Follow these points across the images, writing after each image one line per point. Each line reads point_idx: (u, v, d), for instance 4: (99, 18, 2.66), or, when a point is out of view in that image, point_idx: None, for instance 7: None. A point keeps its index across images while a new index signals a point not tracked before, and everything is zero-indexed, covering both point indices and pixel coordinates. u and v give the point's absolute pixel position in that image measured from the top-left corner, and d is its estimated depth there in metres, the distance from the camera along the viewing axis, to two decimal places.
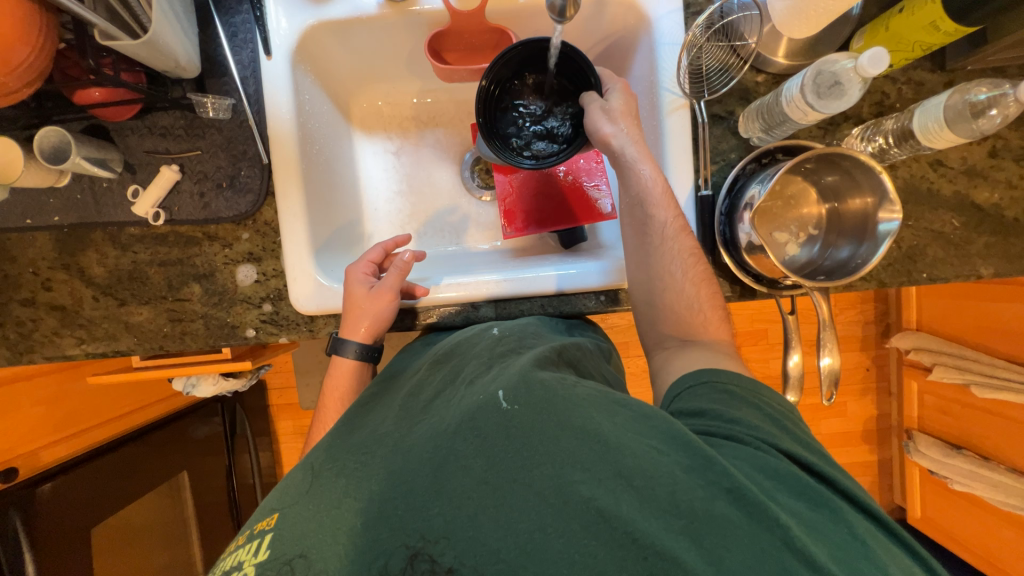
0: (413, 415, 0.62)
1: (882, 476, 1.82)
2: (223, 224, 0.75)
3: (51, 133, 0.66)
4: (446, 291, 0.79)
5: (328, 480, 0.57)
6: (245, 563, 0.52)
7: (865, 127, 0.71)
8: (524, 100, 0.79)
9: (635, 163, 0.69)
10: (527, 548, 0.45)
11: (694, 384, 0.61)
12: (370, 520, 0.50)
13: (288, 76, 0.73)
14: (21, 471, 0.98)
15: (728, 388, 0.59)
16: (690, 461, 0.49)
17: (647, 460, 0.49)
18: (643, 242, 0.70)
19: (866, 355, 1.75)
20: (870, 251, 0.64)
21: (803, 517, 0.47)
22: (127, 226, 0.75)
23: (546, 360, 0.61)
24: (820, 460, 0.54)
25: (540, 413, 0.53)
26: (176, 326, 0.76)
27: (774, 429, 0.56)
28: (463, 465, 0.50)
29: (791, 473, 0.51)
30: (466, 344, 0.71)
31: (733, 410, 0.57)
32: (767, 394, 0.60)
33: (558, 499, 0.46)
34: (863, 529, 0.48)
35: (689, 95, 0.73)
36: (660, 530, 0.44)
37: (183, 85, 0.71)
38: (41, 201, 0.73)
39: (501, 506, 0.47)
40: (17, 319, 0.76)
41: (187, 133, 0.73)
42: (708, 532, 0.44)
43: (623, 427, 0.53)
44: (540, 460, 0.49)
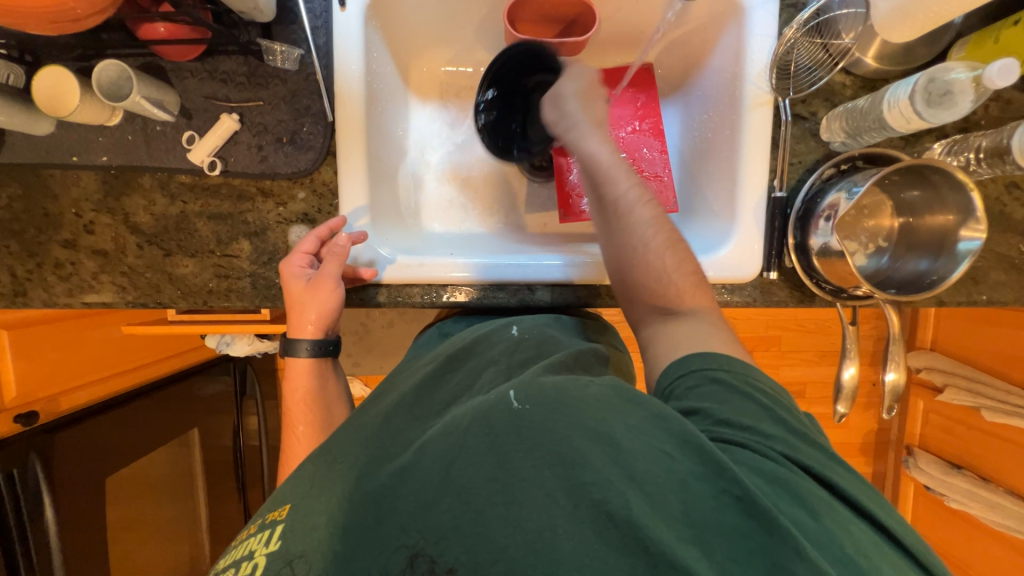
0: (425, 418, 0.63)
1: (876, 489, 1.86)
2: (279, 181, 0.72)
3: (111, 68, 0.62)
4: (403, 270, 0.74)
5: (337, 473, 0.58)
6: (256, 553, 0.55)
7: (949, 143, 0.69)
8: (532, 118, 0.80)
9: (581, 141, 0.69)
10: (536, 546, 0.43)
11: (685, 372, 0.60)
12: (381, 514, 0.50)
13: (361, 31, 0.69)
14: (41, 415, 0.97)
15: (719, 377, 0.58)
16: (700, 467, 0.48)
17: (657, 467, 0.48)
18: (604, 221, 0.69)
19: (875, 369, 1.77)
20: (948, 266, 0.63)
21: (805, 527, 0.47)
22: (178, 174, 0.71)
23: (557, 365, 0.62)
24: (820, 459, 0.53)
25: (557, 412, 0.51)
26: (222, 282, 0.74)
27: (768, 425, 0.54)
28: (475, 461, 0.49)
29: (791, 478, 0.50)
30: (486, 344, 0.72)
31: (727, 407, 0.55)
32: (761, 381, 0.59)
33: (569, 500, 0.45)
34: (858, 539, 0.48)
35: (775, 92, 0.70)
36: (670, 535, 0.43)
37: (251, 29, 0.68)
38: (90, 138, 0.69)
39: (510, 503, 0.46)
40: (55, 260, 0.73)
41: (249, 82, 0.69)
42: (715, 542, 0.44)
43: (636, 429, 0.51)
44: (549, 459, 0.47)
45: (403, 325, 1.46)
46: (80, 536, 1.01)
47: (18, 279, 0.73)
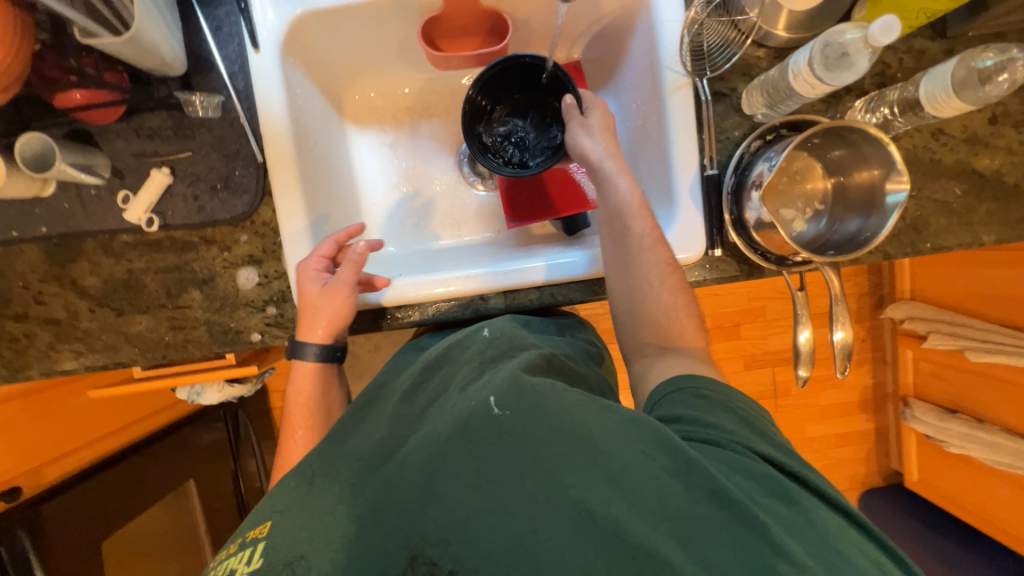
0: (409, 427, 0.60)
1: (880, 443, 1.86)
2: (220, 227, 0.73)
3: (31, 140, 0.63)
4: (413, 288, 0.74)
5: (321, 488, 0.56)
6: (239, 572, 0.51)
7: (868, 99, 0.70)
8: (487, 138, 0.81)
9: (613, 178, 0.69)
10: (518, 548, 0.45)
11: (671, 390, 0.61)
12: (364, 525, 0.51)
13: (278, 70, 0.70)
14: (25, 489, 0.96)
15: (704, 392, 0.60)
16: (676, 466, 0.49)
17: (634, 466, 0.48)
18: (621, 251, 0.69)
19: (861, 325, 1.78)
20: (879, 224, 0.64)
21: (783, 519, 0.47)
22: (120, 234, 0.72)
23: (531, 365, 0.61)
24: (788, 457, 0.55)
25: (535, 419, 0.51)
26: (178, 334, 0.74)
27: (749, 433, 0.56)
28: (456, 470, 0.50)
29: (766, 474, 0.51)
30: (458, 350, 0.70)
31: (712, 415, 0.57)
32: (742, 400, 0.60)
33: (550, 499, 0.46)
34: (833, 524, 0.49)
35: (692, 74, 0.72)
36: (647, 529, 0.44)
37: (169, 84, 0.68)
38: (26, 211, 0.70)
39: (496, 511, 0.47)
40: (10, 335, 0.73)
41: (175, 134, 0.70)
42: (693, 533, 0.45)
43: (611, 428, 0.52)
44: (530, 464, 0.48)
45: (385, 348, 1.46)
46: None
47: None
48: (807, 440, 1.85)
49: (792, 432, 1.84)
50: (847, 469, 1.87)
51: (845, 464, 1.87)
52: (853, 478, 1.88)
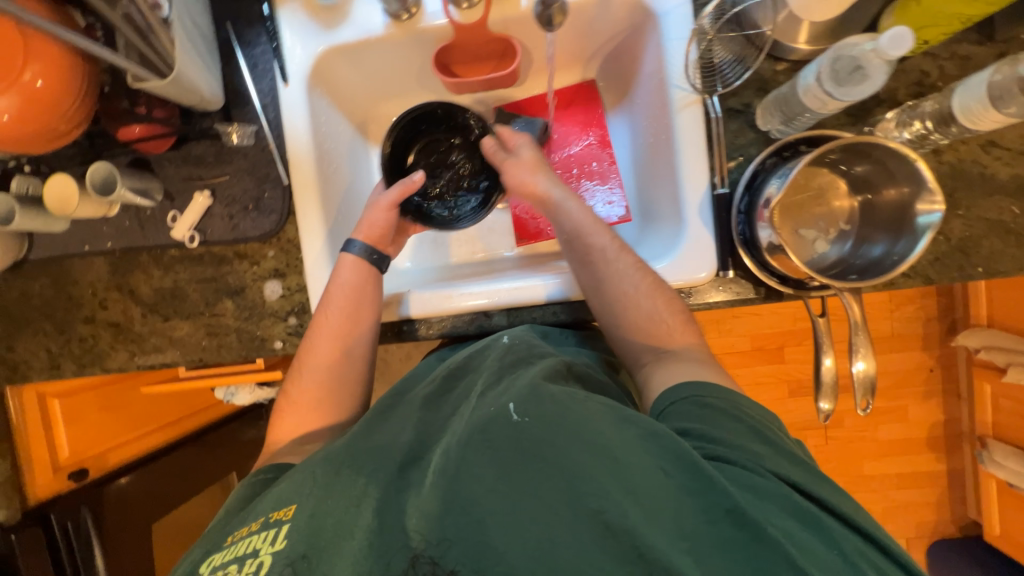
0: (433, 432, 0.60)
1: (954, 488, 1.62)
2: (251, 243, 0.80)
3: (101, 169, 0.73)
4: (448, 300, 0.76)
5: (344, 476, 0.56)
6: (262, 552, 0.52)
7: (900, 111, 0.65)
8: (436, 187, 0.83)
9: (563, 202, 0.75)
10: (536, 555, 0.44)
11: (675, 400, 0.59)
12: (384, 522, 0.50)
13: (305, 101, 0.77)
14: (93, 471, 1.09)
15: (707, 401, 0.57)
16: (692, 482, 0.47)
17: (651, 479, 0.47)
18: (589, 269, 0.72)
19: (930, 353, 1.56)
20: (908, 247, 0.59)
21: (799, 541, 0.44)
22: (168, 249, 0.81)
23: (552, 372, 0.60)
24: (810, 477, 0.51)
25: (554, 428, 0.51)
26: (213, 339, 0.82)
27: (758, 445, 0.53)
28: (478, 473, 0.49)
29: (789, 495, 0.48)
30: (480, 357, 0.70)
31: (718, 429, 0.54)
32: (748, 407, 0.58)
33: (568, 508, 0.46)
34: (856, 547, 0.45)
35: (701, 91, 0.70)
36: (665, 542, 0.43)
37: (212, 116, 0.77)
38: (96, 228, 0.81)
39: (515, 514, 0.46)
40: (79, 336, 0.84)
41: (216, 160, 0.78)
42: (708, 551, 0.43)
43: (629, 441, 0.51)
44: (550, 472, 0.48)
45: (412, 358, 1.50)
46: None
47: (53, 354, 0.85)
48: (866, 479, 1.62)
49: (846, 468, 1.62)
50: (914, 515, 1.63)
51: (911, 509, 1.63)
52: (921, 525, 1.64)
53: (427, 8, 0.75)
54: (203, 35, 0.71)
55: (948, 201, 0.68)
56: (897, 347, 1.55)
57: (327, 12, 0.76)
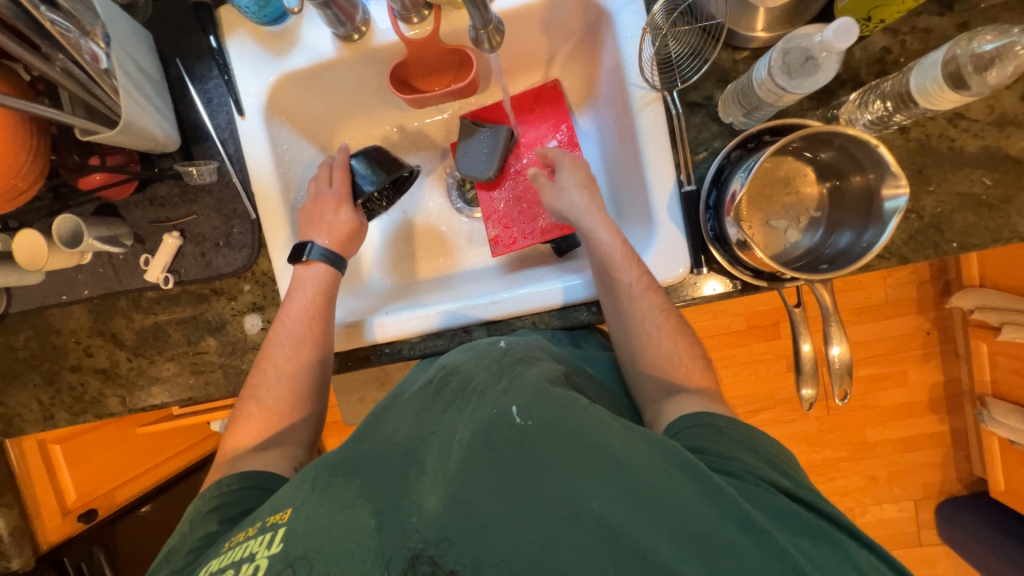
0: (426, 429, 0.56)
1: (958, 448, 1.60)
2: (226, 279, 0.80)
3: (67, 221, 0.72)
4: (398, 323, 0.77)
5: (341, 478, 0.52)
6: (257, 556, 0.49)
7: (862, 92, 0.64)
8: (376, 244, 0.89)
9: (592, 232, 0.71)
10: (536, 559, 0.42)
11: (692, 424, 0.58)
12: (384, 521, 0.46)
13: (264, 133, 0.76)
14: (100, 511, 1.12)
15: (724, 429, 0.57)
16: (699, 489, 0.46)
17: (657, 483, 0.46)
18: (611, 302, 0.69)
19: (924, 317, 1.55)
20: (876, 235, 0.58)
21: (807, 555, 0.44)
22: (145, 292, 0.81)
23: (555, 377, 0.57)
24: (806, 491, 0.52)
25: (560, 431, 0.48)
26: (200, 376, 0.82)
27: (769, 469, 0.53)
28: (478, 476, 0.46)
29: (789, 507, 0.48)
30: (476, 358, 0.65)
31: (732, 450, 0.54)
32: (761, 437, 0.57)
33: (568, 512, 0.43)
34: (862, 560, 0.45)
35: (660, 87, 0.68)
36: (670, 549, 0.41)
37: (173, 156, 0.76)
38: (71, 278, 0.81)
39: (514, 517, 0.44)
40: (68, 384, 0.85)
41: (181, 200, 0.77)
42: (715, 555, 0.42)
43: (637, 449, 0.49)
44: (554, 477, 0.45)
45: None
46: None
47: (45, 405, 0.85)
48: (870, 445, 1.61)
49: (848, 435, 1.61)
50: (918, 476, 1.62)
51: (915, 471, 1.62)
52: (927, 486, 1.62)
53: (376, 25, 0.74)
54: (151, 77, 0.70)
55: (918, 178, 0.67)
56: (892, 314, 1.54)
57: (275, 39, 0.75)
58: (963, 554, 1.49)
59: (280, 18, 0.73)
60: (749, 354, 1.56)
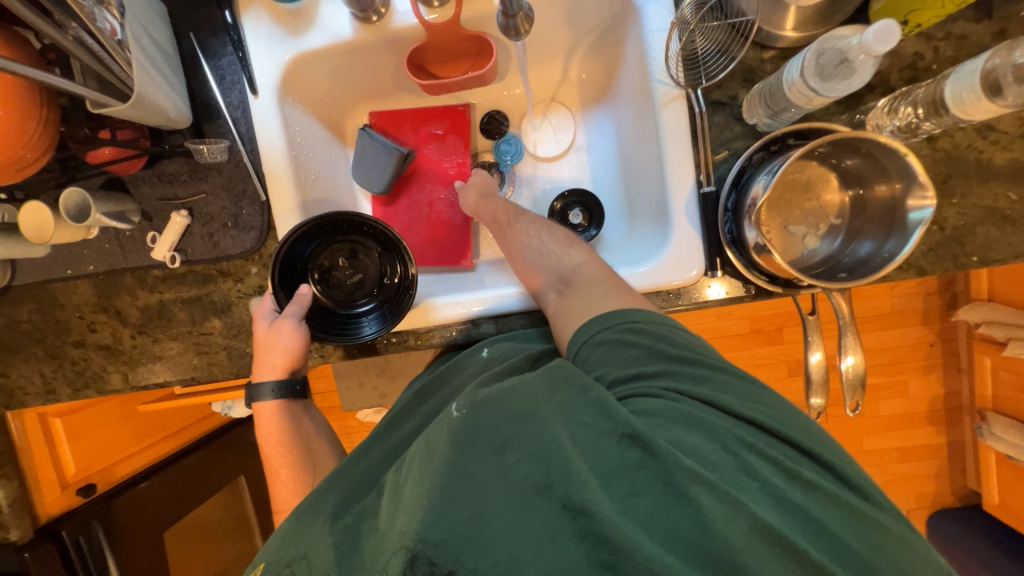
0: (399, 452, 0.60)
1: (954, 459, 1.61)
2: (233, 260, 0.79)
3: (74, 194, 0.71)
4: (450, 308, 0.74)
5: (313, 514, 0.54)
6: None
7: (891, 99, 0.62)
8: (330, 299, 0.78)
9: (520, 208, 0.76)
10: (470, 535, 0.40)
11: (595, 334, 0.56)
12: (347, 548, 0.48)
13: (276, 112, 0.74)
14: (99, 485, 1.11)
15: (630, 338, 0.54)
16: (588, 417, 0.46)
17: (552, 424, 0.45)
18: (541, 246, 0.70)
19: (930, 328, 1.53)
20: (899, 245, 0.57)
21: (720, 470, 0.43)
22: (151, 270, 0.80)
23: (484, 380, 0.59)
24: (723, 391, 0.50)
25: (481, 404, 0.47)
26: (203, 357, 0.82)
27: (684, 375, 0.51)
28: (414, 465, 0.47)
29: (679, 411, 0.48)
30: (459, 367, 0.71)
31: (646, 368, 0.51)
32: (676, 332, 0.55)
33: (495, 480, 0.42)
34: (742, 437, 0.46)
35: (684, 84, 0.67)
36: (571, 478, 0.41)
37: (183, 133, 0.75)
38: (77, 252, 0.80)
39: (447, 493, 0.43)
40: (72, 359, 0.84)
41: (191, 177, 0.76)
42: (624, 487, 0.42)
43: (545, 399, 0.47)
44: (472, 445, 0.44)
45: None
46: None
47: (48, 379, 0.85)
48: (865, 454, 1.61)
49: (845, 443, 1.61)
50: (913, 486, 1.62)
51: (910, 481, 1.62)
52: (921, 496, 1.63)
53: (396, 7, 0.72)
54: (165, 51, 0.69)
55: (943, 189, 0.65)
56: (896, 324, 1.53)
57: (292, 18, 0.73)
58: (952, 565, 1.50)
59: None
60: (751, 358, 1.55)
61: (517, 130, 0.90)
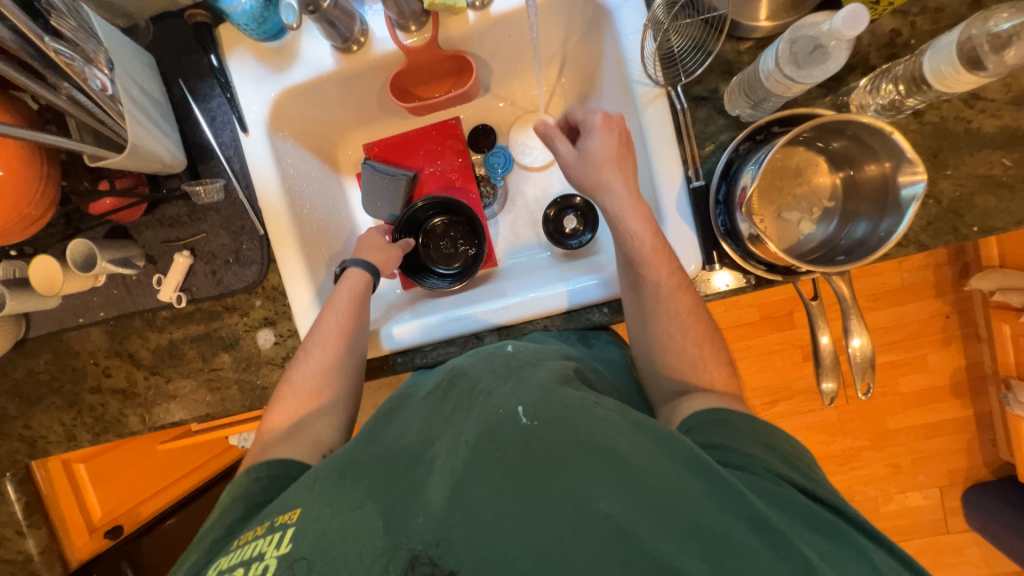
0: (433, 429, 0.55)
1: (983, 431, 1.57)
2: (237, 295, 0.80)
3: (80, 245, 0.73)
4: (447, 324, 0.75)
5: (348, 481, 0.51)
6: (267, 556, 0.47)
7: (872, 78, 0.62)
8: (437, 265, 0.89)
9: (622, 221, 0.65)
10: (542, 559, 0.39)
11: (705, 418, 0.55)
12: (391, 523, 0.44)
13: (267, 147, 0.76)
14: (127, 526, 1.15)
15: (738, 424, 0.54)
16: (710, 488, 0.44)
17: (666, 483, 0.43)
18: (637, 298, 0.67)
19: (943, 300, 1.51)
20: (894, 223, 0.57)
21: (829, 558, 0.41)
22: (159, 311, 0.82)
23: (562, 375, 0.55)
24: (836, 496, 0.48)
25: (563, 430, 0.46)
26: (216, 392, 0.83)
27: (790, 469, 0.50)
28: (485, 475, 0.44)
29: (783, 492, 0.46)
30: (479, 366, 0.62)
31: (748, 446, 0.51)
32: (782, 437, 0.54)
33: (575, 512, 0.41)
34: (889, 567, 0.41)
35: (664, 83, 0.67)
36: (677, 549, 0.39)
37: (179, 175, 0.77)
38: (87, 300, 0.82)
39: (518, 513, 0.42)
40: (89, 406, 0.86)
41: (190, 219, 0.78)
42: (728, 558, 0.39)
43: (642, 447, 0.46)
44: (553, 477, 0.43)
45: None
46: None
47: (68, 426, 0.87)
48: (890, 433, 1.58)
49: (868, 423, 1.58)
50: (942, 462, 1.58)
51: (938, 458, 1.58)
52: (952, 472, 1.59)
53: (375, 35, 0.74)
54: (156, 99, 0.71)
55: (936, 161, 0.65)
56: (908, 299, 1.50)
57: (275, 55, 0.75)
58: (991, 540, 1.46)
59: (278, 34, 0.74)
60: (763, 345, 1.54)
61: (505, 143, 0.92)
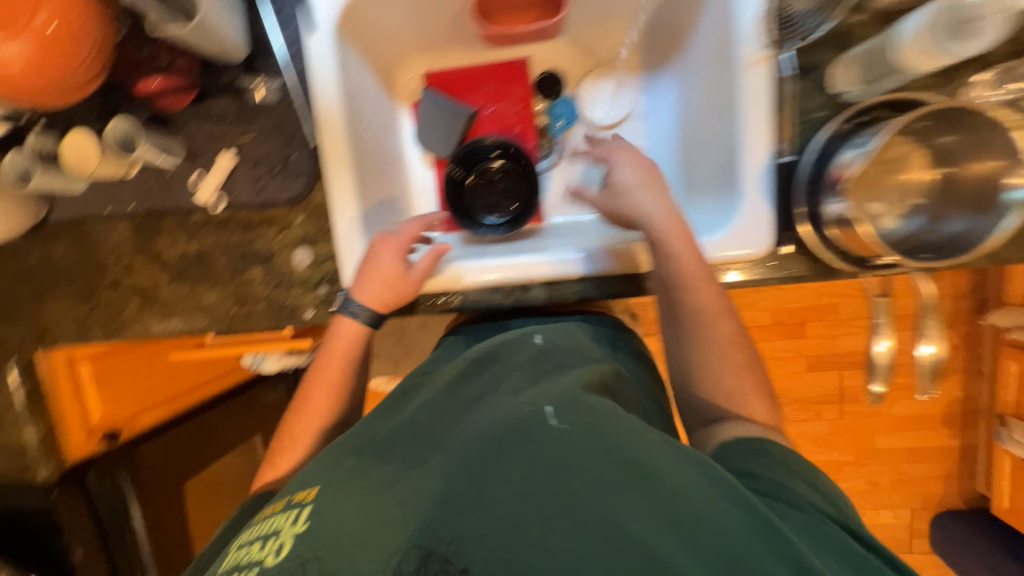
0: (445, 416, 0.52)
1: (966, 463, 1.60)
2: (279, 208, 0.76)
3: (122, 124, 0.69)
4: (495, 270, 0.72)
5: (360, 465, 0.48)
6: (283, 533, 0.44)
7: (993, 73, 0.60)
8: (477, 205, 0.82)
9: (666, 242, 0.65)
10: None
11: (751, 446, 0.52)
12: (399, 511, 0.41)
13: (331, 52, 0.70)
14: (122, 433, 1.07)
15: (784, 458, 0.51)
16: (750, 519, 0.39)
17: (700, 505, 0.39)
18: (674, 327, 0.66)
19: (957, 332, 1.51)
20: (992, 225, 0.56)
21: None
22: (192, 213, 0.78)
23: (591, 385, 0.51)
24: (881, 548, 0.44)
25: (592, 435, 0.42)
26: (241, 307, 0.80)
27: (833, 511, 0.46)
28: (503, 474, 0.41)
29: (828, 534, 0.43)
30: (509, 350, 0.61)
31: (790, 482, 0.48)
32: (824, 480, 0.51)
33: (597, 527, 0.37)
34: None
35: (773, 45, 0.63)
36: None
37: (234, 69, 0.72)
38: (116, 190, 0.77)
39: (534, 522, 0.38)
40: (106, 302, 0.82)
41: (238, 118, 0.74)
42: None
43: (678, 468, 0.42)
44: (577, 485, 0.39)
45: None
46: (168, 534, 1.15)
47: (80, 319, 0.83)
48: (878, 452, 1.61)
49: (857, 440, 1.61)
50: (920, 487, 1.63)
51: (918, 482, 1.62)
52: (927, 497, 1.63)
53: None
54: None
55: None
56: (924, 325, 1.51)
57: None
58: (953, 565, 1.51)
59: None
60: (772, 351, 1.53)
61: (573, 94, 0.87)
